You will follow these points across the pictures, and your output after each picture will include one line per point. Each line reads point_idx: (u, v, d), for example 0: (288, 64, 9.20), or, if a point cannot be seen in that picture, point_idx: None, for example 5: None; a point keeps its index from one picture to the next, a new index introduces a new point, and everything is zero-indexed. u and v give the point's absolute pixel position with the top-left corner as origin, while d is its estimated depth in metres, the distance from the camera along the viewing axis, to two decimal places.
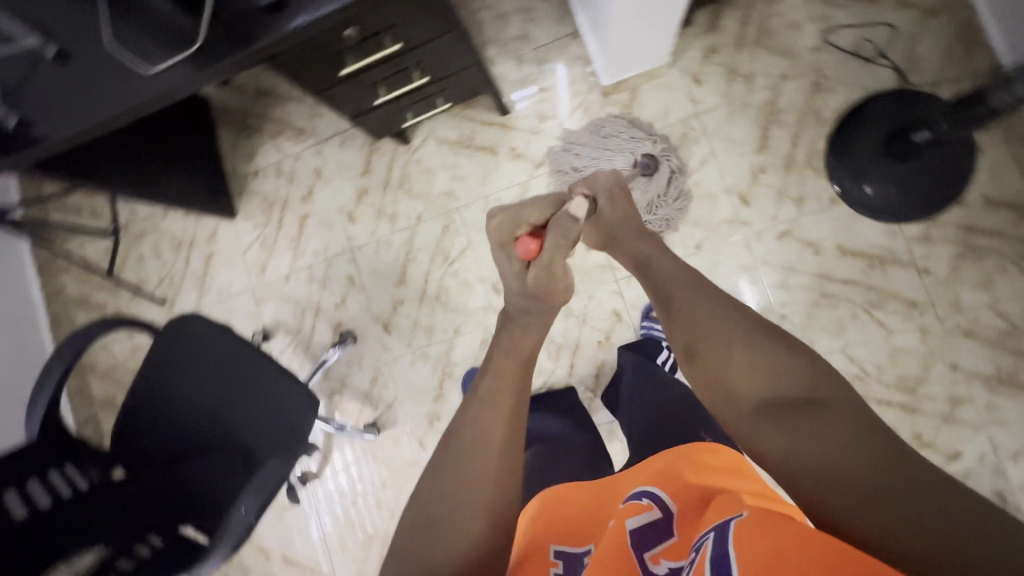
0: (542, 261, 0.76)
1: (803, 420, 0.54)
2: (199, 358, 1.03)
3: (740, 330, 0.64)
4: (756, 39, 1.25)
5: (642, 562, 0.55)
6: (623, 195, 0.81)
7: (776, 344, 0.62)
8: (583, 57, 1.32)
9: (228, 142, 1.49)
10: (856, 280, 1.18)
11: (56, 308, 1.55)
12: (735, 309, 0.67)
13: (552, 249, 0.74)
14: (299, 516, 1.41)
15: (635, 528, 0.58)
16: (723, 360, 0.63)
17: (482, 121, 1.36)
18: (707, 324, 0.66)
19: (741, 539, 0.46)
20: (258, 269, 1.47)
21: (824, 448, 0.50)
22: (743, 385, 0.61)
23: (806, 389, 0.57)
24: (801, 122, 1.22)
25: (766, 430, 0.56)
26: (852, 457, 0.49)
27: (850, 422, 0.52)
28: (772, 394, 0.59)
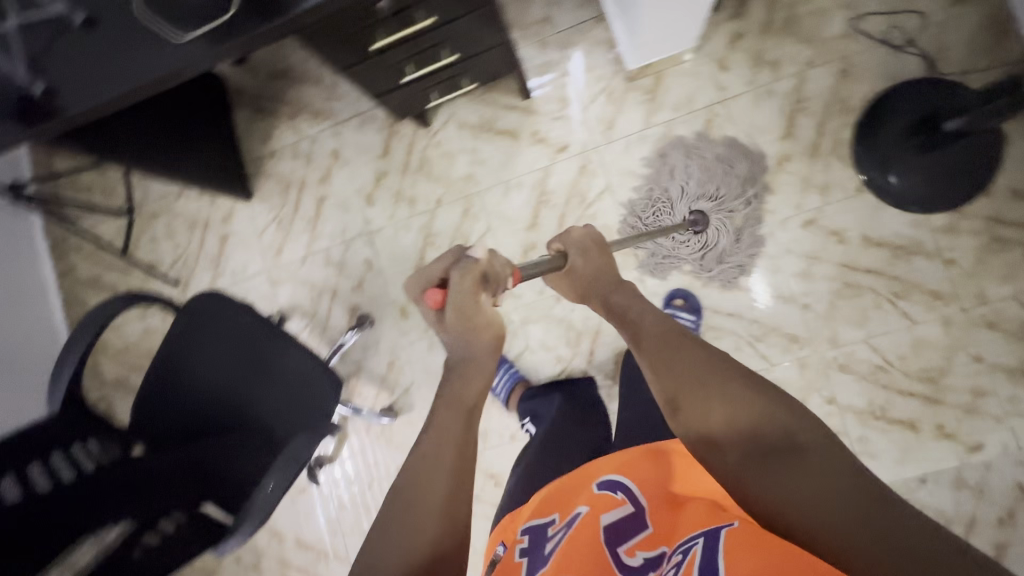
0: (453, 305, 0.72)
1: (791, 470, 0.52)
2: (223, 335, 1.02)
3: (719, 378, 0.61)
4: (782, 26, 1.23)
5: (618, 555, 0.61)
6: (597, 249, 0.81)
7: (754, 391, 0.59)
8: (606, 41, 1.31)
9: (245, 123, 1.48)
10: (881, 270, 1.18)
11: (67, 287, 1.54)
12: (713, 356, 0.64)
13: (458, 291, 0.71)
14: (313, 500, 1.40)
15: (610, 522, 0.64)
16: (704, 414, 0.60)
17: (503, 104, 1.34)
18: (687, 375, 0.63)
19: (729, 548, 0.52)
20: (274, 251, 1.46)
21: (814, 501, 0.50)
22: (728, 438, 0.58)
23: (791, 435, 0.55)
24: (827, 110, 1.21)
25: (757, 483, 0.54)
26: (843, 509, 0.49)
27: (831, 469, 0.51)
28: (756, 442, 0.56)
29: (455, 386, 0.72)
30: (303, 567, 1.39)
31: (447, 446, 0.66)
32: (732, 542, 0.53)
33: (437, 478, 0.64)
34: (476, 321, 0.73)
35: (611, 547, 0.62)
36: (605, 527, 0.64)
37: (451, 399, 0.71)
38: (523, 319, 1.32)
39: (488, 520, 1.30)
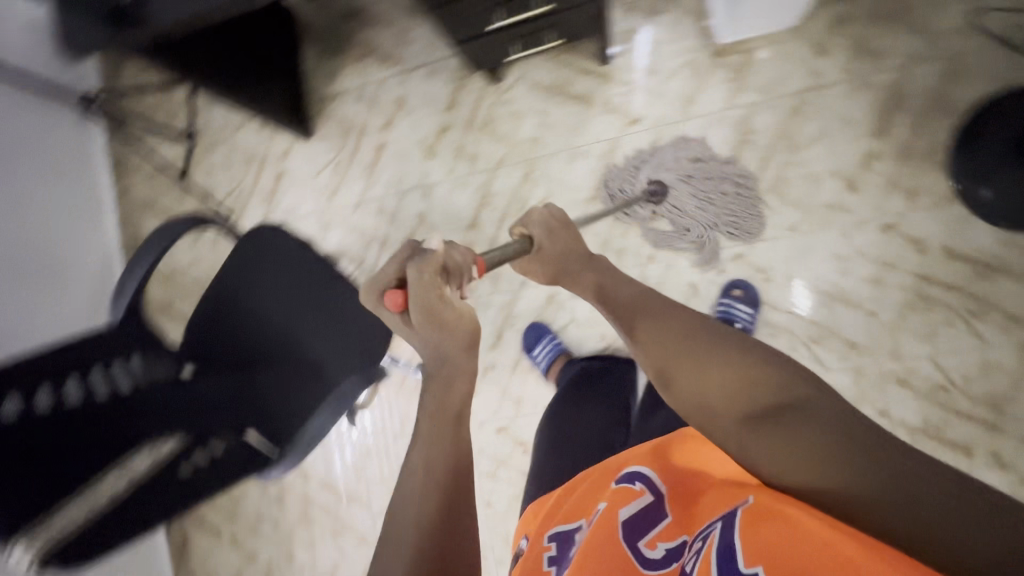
0: (419, 302, 0.69)
1: (796, 429, 0.49)
2: (282, 270, 1.03)
3: (701, 339, 0.61)
4: (892, 13, 1.15)
5: (637, 547, 0.56)
6: (561, 226, 0.83)
7: (735, 349, 0.59)
8: (697, 12, 1.24)
9: (312, 60, 1.45)
10: (959, 285, 1.11)
11: (123, 206, 1.56)
12: (694, 320, 0.64)
13: (417, 286, 0.68)
14: (341, 443, 1.43)
15: (627, 516, 0.58)
16: (691, 378, 0.58)
17: (580, 68, 1.29)
18: (669, 339, 0.63)
19: (751, 533, 0.46)
20: (327, 193, 1.45)
21: (820, 460, 0.46)
22: (722, 401, 0.56)
23: (790, 392, 0.53)
24: (928, 109, 1.13)
25: (759, 447, 0.51)
26: (851, 461, 0.45)
27: (829, 420, 0.49)
28: (751, 404, 0.54)
29: (435, 394, 0.70)
30: (325, 505, 1.42)
31: (436, 461, 0.63)
32: (749, 523, 0.47)
33: (435, 459, 0.63)
34: (445, 316, 0.70)
35: (628, 541, 0.56)
36: (622, 522, 0.57)
37: (434, 409, 0.68)
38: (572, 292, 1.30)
39: (512, 486, 1.30)
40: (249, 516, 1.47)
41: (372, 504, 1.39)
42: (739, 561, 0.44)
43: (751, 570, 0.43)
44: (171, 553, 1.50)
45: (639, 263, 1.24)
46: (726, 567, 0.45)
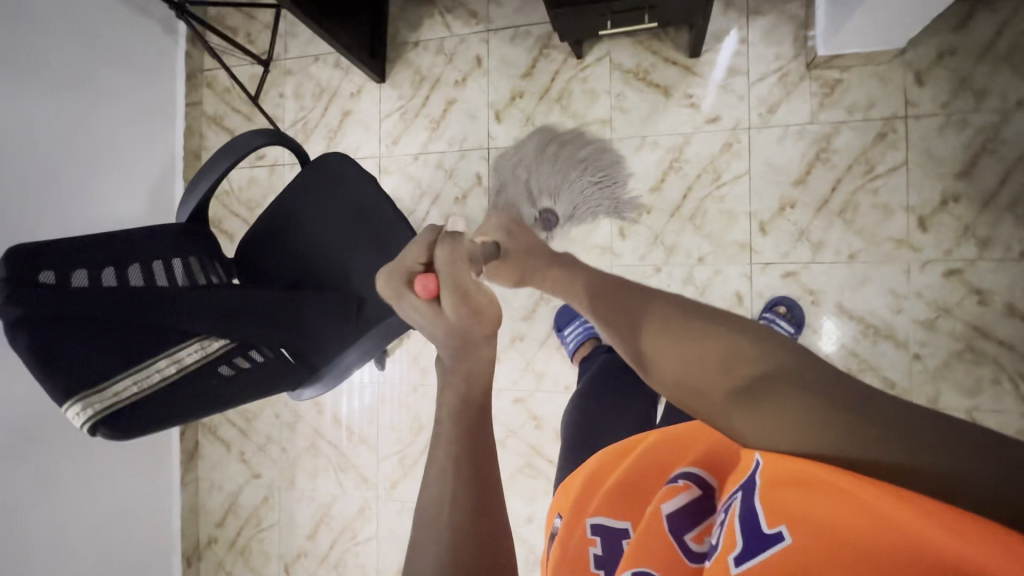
0: (459, 288, 0.48)
1: (785, 394, 0.38)
2: (331, 205, 1.04)
3: (667, 309, 0.46)
4: (1005, 55, 1.10)
5: (685, 541, 0.47)
6: (519, 226, 0.66)
7: (708, 317, 0.44)
8: (799, 20, 1.20)
9: (399, 5, 1.45)
10: (1015, 344, 1.08)
11: (192, 118, 1.59)
12: (642, 287, 0.50)
13: (454, 265, 0.49)
14: (360, 385, 1.44)
15: (671, 510, 0.49)
16: (650, 352, 0.45)
17: (666, 57, 1.27)
18: (633, 309, 0.48)
19: (783, 500, 0.36)
20: (390, 139, 1.46)
21: (799, 424, 0.37)
22: (704, 379, 0.42)
23: (764, 349, 0.41)
24: (1021, 159, 1.09)
25: (744, 421, 0.40)
26: (844, 418, 0.36)
27: (818, 378, 0.38)
28: (733, 371, 0.41)
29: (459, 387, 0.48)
30: (333, 441, 1.46)
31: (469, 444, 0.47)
32: (770, 478, 0.38)
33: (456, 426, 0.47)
34: (483, 301, 0.48)
35: (674, 534, 0.47)
36: (666, 518, 0.48)
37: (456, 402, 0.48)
38: None
39: (520, 456, 1.33)
40: (260, 437, 1.51)
41: (379, 448, 1.42)
42: (760, 521, 0.37)
43: (774, 531, 0.36)
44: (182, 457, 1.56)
45: (687, 263, 1.23)
46: (751, 532, 0.37)
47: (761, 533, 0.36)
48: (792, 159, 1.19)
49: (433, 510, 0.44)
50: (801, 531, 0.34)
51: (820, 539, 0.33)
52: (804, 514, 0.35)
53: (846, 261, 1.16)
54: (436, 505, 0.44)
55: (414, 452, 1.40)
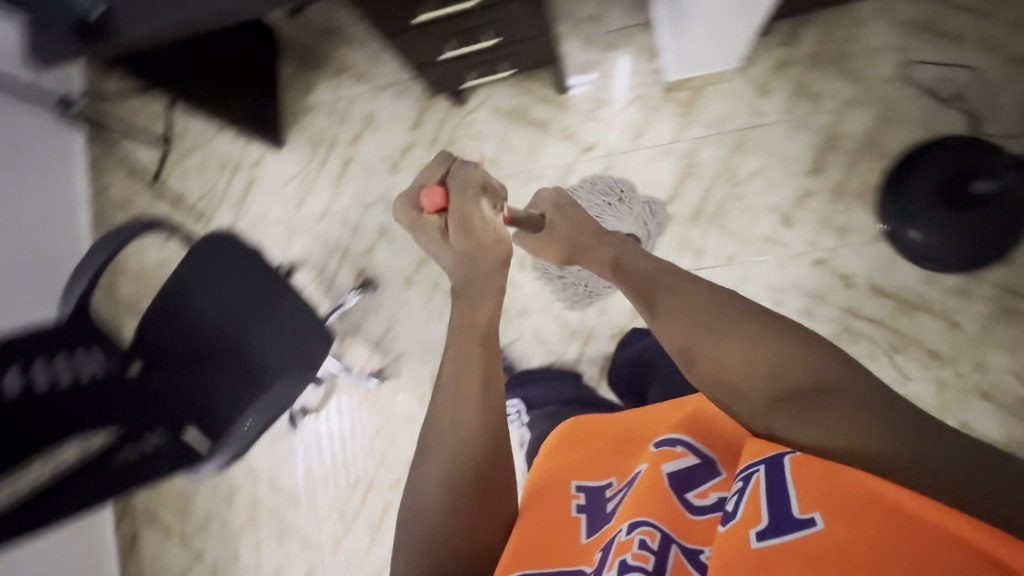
0: (455, 212, 0.74)
1: (821, 403, 0.53)
2: (230, 273, 1.08)
3: (729, 324, 0.64)
4: (831, 61, 1.22)
5: (687, 500, 0.58)
6: (566, 205, 0.96)
7: (765, 331, 0.62)
8: (651, 50, 1.31)
9: (287, 75, 1.50)
10: (884, 320, 1.18)
11: (98, 206, 1.59)
12: (711, 304, 0.68)
13: (460, 196, 0.74)
14: (293, 447, 1.46)
15: (671, 471, 0.60)
16: (715, 359, 0.63)
17: (539, 96, 1.36)
18: (693, 323, 0.67)
19: (803, 488, 0.47)
20: (295, 203, 1.50)
21: (839, 431, 0.50)
22: (748, 380, 0.60)
23: (813, 372, 0.57)
24: (861, 152, 1.20)
25: (785, 423, 0.55)
26: (866, 420, 0.50)
27: (856, 393, 0.53)
28: (778, 380, 0.58)
29: (464, 309, 0.76)
30: (273, 508, 1.45)
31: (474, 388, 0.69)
32: (800, 468, 0.49)
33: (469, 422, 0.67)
34: (480, 232, 0.76)
35: (678, 492, 0.58)
36: (668, 476, 0.59)
37: (463, 323, 0.75)
38: (522, 309, 1.35)
39: None
40: (200, 515, 1.49)
41: (319, 508, 1.42)
42: (792, 506, 0.46)
43: (807, 516, 0.44)
44: (119, 550, 1.51)
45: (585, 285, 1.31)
46: (779, 515, 0.46)
47: (792, 518, 0.45)
48: (666, 177, 1.28)
49: (432, 489, 0.64)
50: (830, 519, 0.43)
51: (845, 526, 0.42)
52: (825, 498, 0.45)
53: (726, 264, 1.24)
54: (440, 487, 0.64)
55: (354, 506, 1.40)
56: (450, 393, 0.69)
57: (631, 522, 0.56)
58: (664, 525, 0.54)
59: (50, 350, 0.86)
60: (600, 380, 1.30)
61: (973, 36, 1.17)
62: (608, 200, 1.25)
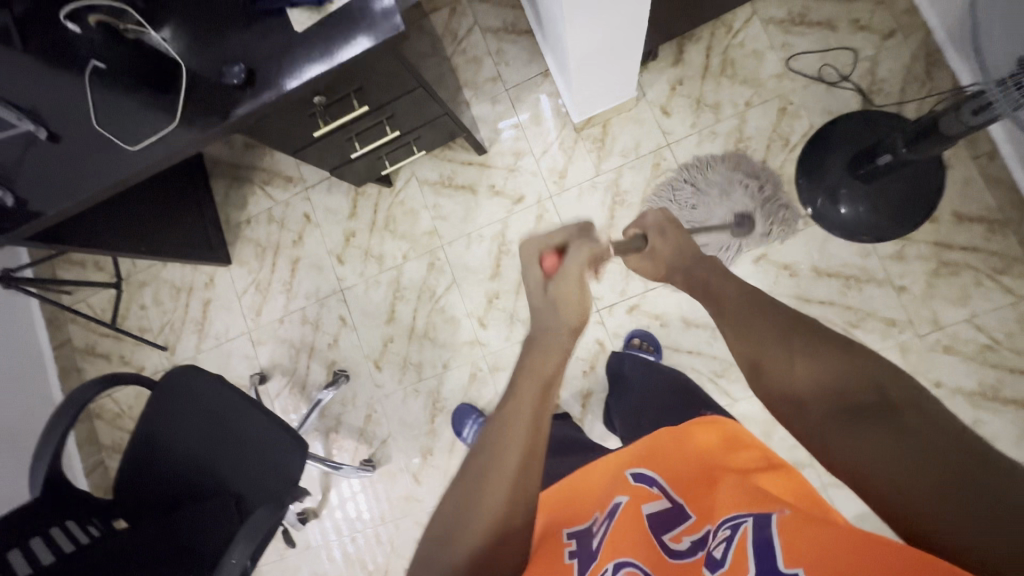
0: (564, 275, 0.69)
1: (884, 424, 0.47)
2: (221, 395, 1.07)
3: (806, 342, 0.59)
4: (720, 70, 1.28)
5: (663, 543, 0.53)
6: (669, 224, 0.79)
7: (840, 350, 0.56)
8: (555, 95, 1.37)
9: (220, 193, 1.54)
10: (834, 299, 1.21)
11: (63, 360, 1.59)
12: (789, 321, 0.62)
13: (570, 257, 0.69)
14: (301, 555, 1.43)
15: (651, 513, 0.56)
16: (783, 370, 0.58)
17: (461, 161, 1.41)
18: (762, 338, 0.62)
19: (787, 542, 0.42)
20: (253, 313, 1.52)
21: (910, 464, 0.44)
22: (814, 392, 0.54)
23: (886, 393, 0.50)
24: (770, 147, 1.25)
25: (844, 445, 0.49)
26: (944, 455, 0.43)
27: (936, 423, 0.46)
28: (839, 395, 0.52)
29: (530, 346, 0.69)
30: None
31: (519, 429, 0.58)
32: (787, 522, 0.44)
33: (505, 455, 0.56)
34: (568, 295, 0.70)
35: (656, 535, 0.54)
36: (647, 517, 0.56)
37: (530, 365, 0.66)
38: (492, 366, 1.36)
39: None
40: None
41: None
42: (777, 562, 0.41)
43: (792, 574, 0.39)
44: None
45: None
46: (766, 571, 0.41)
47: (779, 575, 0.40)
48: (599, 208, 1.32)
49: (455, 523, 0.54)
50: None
51: None
52: (809, 552, 0.40)
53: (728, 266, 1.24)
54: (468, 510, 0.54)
55: None
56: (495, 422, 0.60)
57: (612, 563, 0.51)
58: (646, 564, 0.50)
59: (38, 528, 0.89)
60: (581, 419, 1.31)
61: (841, 20, 1.24)
62: (745, 182, 1.22)
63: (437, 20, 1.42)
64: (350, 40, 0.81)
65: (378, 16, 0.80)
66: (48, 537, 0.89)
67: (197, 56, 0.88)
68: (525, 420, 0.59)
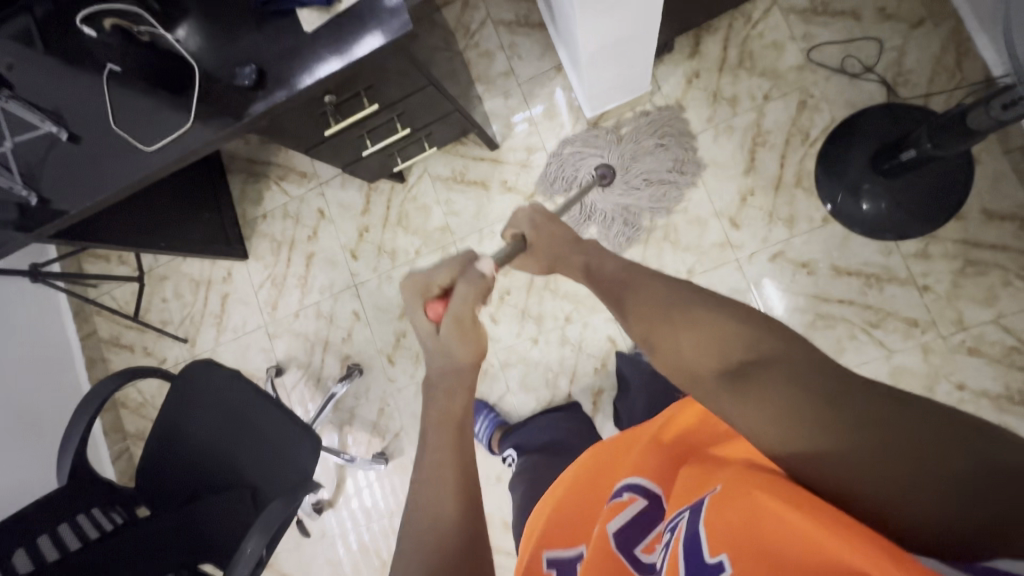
0: (452, 317, 0.67)
1: (774, 384, 0.47)
2: (233, 394, 1.09)
3: (688, 308, 0.59)
4: (738, 62, 1.25)
5: (633, 557, 0.51)
6: (547, 218, 0.79)
7: (721, 313, 0.57)
8: (568, 88, 1.35)
9: (237, 188, 1.56)
10: (853, 298, 1.17)
11: (89, 351, 1.64)
12: (669, 291, 0.62)
13: (457, 299, 0.68)
14: (316, 544, 1.47)
15: (617, 529, 0.54)
16: (672, 345, 0.57)
17: (473, 156, 1.40)
18: (653, 313, 0.61)
19: (713, 528, 0.42)
20: (270, 307, 1.54)
21: (807, 425, 0.43)
22: (708, 362, 0.54)
23: (766, 347, 0.51)
24: (788, 141, 1.22)
25: (739, 412, 0.48)
26: (831, 406, 0.43)
27: (811, 368, 0.47)
28: (732, 363, 0.52)
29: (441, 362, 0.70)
30: None
31: (446, 457, 0.62)
32: (714, 508, 0.44)
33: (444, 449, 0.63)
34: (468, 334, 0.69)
35: (623, 553, 0.52)
36: (613, 535, 0.53)
37: (439, 415, 0.66)
38: (503, 362, 1.36)
39: None
40: None
41: None
42: (703, 550, 0.41)
43: (716, 560, 0.39)
44: None
45: (557, 327, 1.34)
46: (692, 563, 0.41)
47: (703, 563, 0.40)
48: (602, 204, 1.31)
49: (419, 522, 0.58)
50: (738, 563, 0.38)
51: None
52: (737, 540, 0.40)
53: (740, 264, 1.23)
54: (437, 507, 0.58)
55: None
56: (432, 429, 0.65)
57: None
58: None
59: (62, 516, 0.92)
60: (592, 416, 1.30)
61: (866, 8, 1.20)
62: (666, 164, 1.26)
63: (450, 13, 1.41)
64: (363, 36, 0.81)
65: (388, 13, 0.80)
66: (73, 523, 0.92)
67: (212, 56, 0.89)
68: (449, 443, 0.63)
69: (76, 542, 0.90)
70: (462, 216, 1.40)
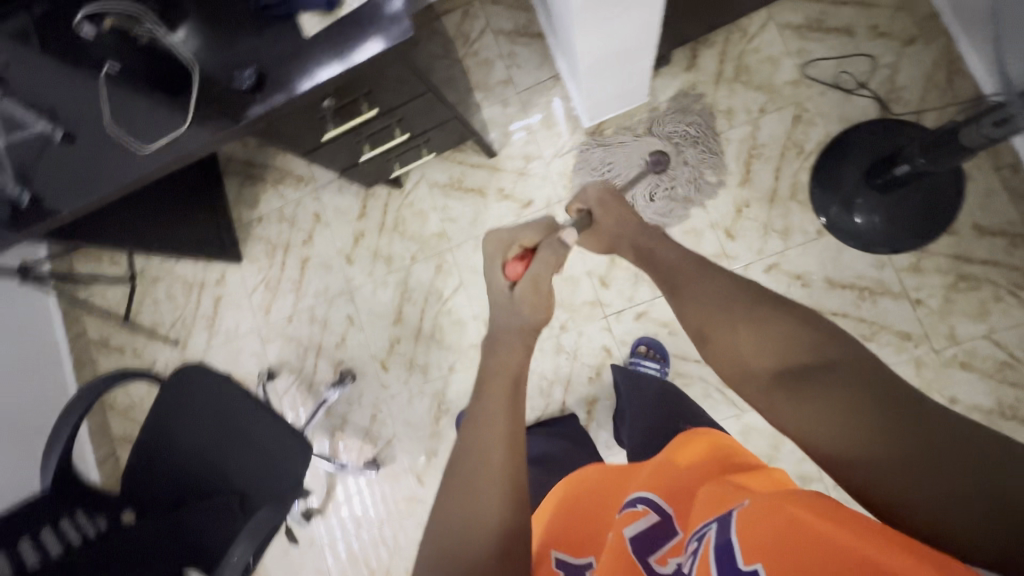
0: (531, 276, 0.71)
1: (824, 386, 0.49)
2: (229, 398, 1.08)
3: (745, 305, 0.60)
4: (734, 75, 1.27)
5: (648, 566, 0.51)
6: (613, 200, 0.81)
7: (781, 313, 0.57)
8: (566, 98, 1.36)
9: (233, 191, 1.56)
10: (848, 311, 1.18)
11: (78, 353, 1.62)
12: (729, 285, 0.63)
13: (539, 262, 0.71)
14: (305, 552, 1.45)
15: (634, 535, 0.54)
16: (727, 340, 0.59)
17: (471, 164, 1.41)
18: (709, 304, 0.63)
19: (746, 532, 0.41)
20: (263, 310, 1.53)
21: (854, 430, 0.45)
22: (761, 360, 0.56)
23: (820, 352, 0.52)
24: (783, 155, 1.23)
25: (788, 412, 0.50)
26: (878, 414, 0.45)
27: (865, 375, 0.48)
28: (786, 365, 0.54)
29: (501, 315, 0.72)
30: None
31: (498, 421, 0.59)
32: (746, 519, 0.43)
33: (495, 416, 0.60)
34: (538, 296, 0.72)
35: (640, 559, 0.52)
36: (630, 540, 0.53)
37: (497, 365, 0.66)
38: None
39: None
40: None
41: None
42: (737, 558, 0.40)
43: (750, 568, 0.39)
44: None
45: (552, 335, 1.33)
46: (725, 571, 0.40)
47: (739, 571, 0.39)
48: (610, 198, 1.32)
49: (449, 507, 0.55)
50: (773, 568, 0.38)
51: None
52: (772, 548, 0.39)
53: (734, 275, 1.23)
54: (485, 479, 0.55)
55: None
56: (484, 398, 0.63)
57: None
58: None
59: (43, 521, 0.89)
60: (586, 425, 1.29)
61: (859, 26, 1.22)
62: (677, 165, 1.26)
63: (450, 21, 1.42)
64: (363, 42, 0.81)
65: (388, 20, 0.80)
66: (56, 528, 0.90)
67: (211, 58, 0.89)
68: (502, 407, 0.61)
69: (58, 548, 0.88)
70: (458, 223, 1.40)
